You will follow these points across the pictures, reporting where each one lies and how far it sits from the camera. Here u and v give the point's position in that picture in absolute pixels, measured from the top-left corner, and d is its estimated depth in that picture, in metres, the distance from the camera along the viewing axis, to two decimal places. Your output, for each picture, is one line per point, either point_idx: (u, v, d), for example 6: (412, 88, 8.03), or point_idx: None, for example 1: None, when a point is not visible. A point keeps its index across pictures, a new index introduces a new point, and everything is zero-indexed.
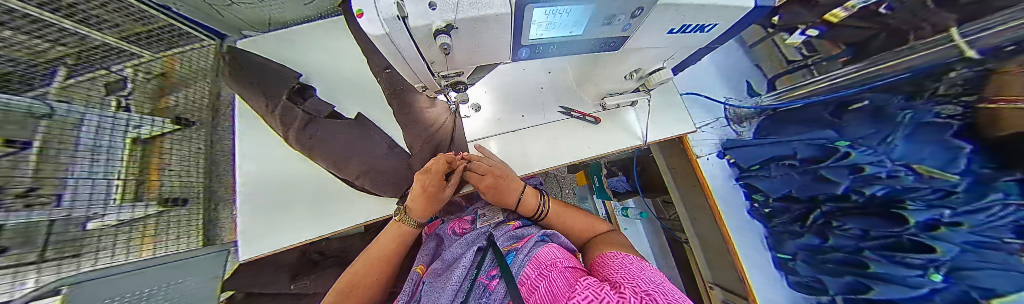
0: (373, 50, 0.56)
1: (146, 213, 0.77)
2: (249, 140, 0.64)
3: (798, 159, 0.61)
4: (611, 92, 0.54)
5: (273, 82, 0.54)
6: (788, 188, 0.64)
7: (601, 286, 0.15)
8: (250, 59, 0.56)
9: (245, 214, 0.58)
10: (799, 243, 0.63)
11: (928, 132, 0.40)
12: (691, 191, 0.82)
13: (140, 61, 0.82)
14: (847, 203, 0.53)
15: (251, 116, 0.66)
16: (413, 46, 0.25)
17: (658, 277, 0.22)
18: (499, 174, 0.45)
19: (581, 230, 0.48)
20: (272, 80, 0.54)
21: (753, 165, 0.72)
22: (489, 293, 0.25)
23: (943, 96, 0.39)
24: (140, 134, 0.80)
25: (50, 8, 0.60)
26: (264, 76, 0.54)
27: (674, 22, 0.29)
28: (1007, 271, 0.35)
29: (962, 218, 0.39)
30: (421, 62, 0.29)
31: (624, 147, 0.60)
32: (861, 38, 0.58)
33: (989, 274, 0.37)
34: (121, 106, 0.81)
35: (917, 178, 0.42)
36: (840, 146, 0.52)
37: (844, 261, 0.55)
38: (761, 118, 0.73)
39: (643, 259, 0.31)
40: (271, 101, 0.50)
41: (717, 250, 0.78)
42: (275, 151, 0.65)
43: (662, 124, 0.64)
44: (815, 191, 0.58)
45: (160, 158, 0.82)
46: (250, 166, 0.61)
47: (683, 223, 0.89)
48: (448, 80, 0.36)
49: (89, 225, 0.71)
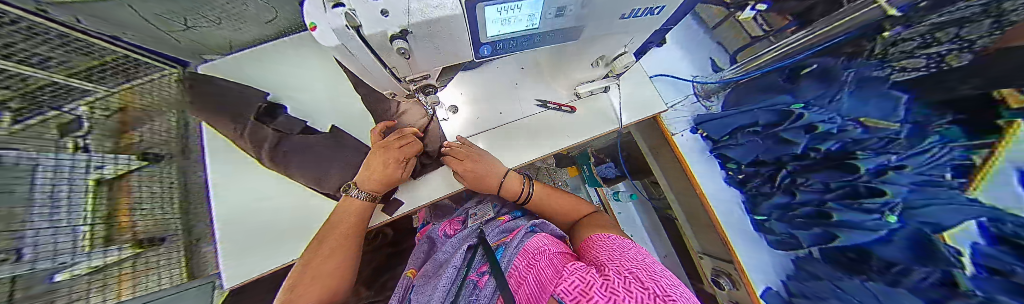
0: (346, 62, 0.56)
1: (121, 256, 0.77)
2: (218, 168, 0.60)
3: (760, 125, 0.66)
4: (583, 81, 0.57)
5: (242, 105, 0.55)
6: (754, 154, 0.69)
7: (590, 274, 0.22)
8: (212, 83, 0.56)
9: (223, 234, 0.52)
10: (772, 203, 0.67)
11: (875, 84, 0.44)
12: (672, 168, 0.86)
13: (94, 98, 0.76)
14: (808, 160, 0.57)
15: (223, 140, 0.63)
16: (374, 53, 0.25)
17: (646, 261, 0.27)
18: (475, 159, 0.48)
19: (568, 213, 0.50)
20: (240, 104, 0.55)
21: (723, 136, 0.75)
22: (479, 290, 0.27)
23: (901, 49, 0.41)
24: (104, 174, 0.76)
25: (19, 60, 0.56)
26: (231, 98, 0.56)
27: (624, 8, 0.31)
28: (951, 205, 0.36)
29: (906, 162, 0.41)
30: (384, 69, 0.29)
31: (601, 132, 0.63)
32: (801, 10, 0.63)
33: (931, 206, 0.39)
34: (79, 146, 0.72)
35: (865, 130, 0.46)
36: (796, 108, 0.57)
37: (812, 214, 0.58)
38: (728, 90, 0.77)
39: (630, 240, 0.35)
40: (239, 123, 0.55)
41: (699, 220, 0.83)
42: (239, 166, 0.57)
43: (637, 105, 0.68)
44: (779, 153, 0.63)
45: (128, 198, 0.79)
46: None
47: (671, 199, 0.92)
48: (415, 84, 0.36)
49: (57, 277, 0.67)
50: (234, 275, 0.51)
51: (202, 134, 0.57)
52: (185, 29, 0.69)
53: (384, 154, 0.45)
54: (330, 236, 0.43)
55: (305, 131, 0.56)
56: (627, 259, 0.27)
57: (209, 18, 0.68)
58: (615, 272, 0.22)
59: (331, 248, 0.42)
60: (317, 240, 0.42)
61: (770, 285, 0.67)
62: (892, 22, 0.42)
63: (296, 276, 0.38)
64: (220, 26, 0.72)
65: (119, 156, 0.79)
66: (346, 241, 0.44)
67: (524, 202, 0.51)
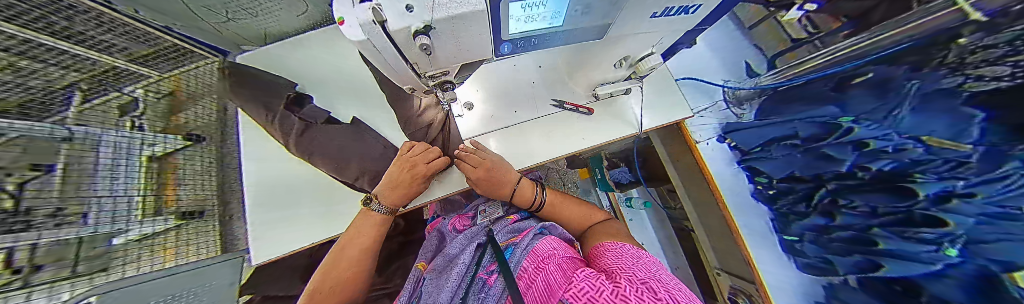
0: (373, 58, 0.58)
1: (166, 226, 0.84)
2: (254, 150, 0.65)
3: (799, 139, 0.61)
4: (603, 82, 0.55)
5: (271, 92, 0.57)
6: (791, 168, 0.63)
7: (600, 280, 0.21)
8: (244, 72, 0.59)
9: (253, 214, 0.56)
10: (806, 224, 0.60)
11: (934, 100, 0.38)
12: (692, 177, 0.82)
13: (149, 82, 0.87)
14: (851, 179, 0.52)
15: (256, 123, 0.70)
16: (396, 48, 0.25)
17: (662, 274, 0.24)
18: (491, 167, 0.46)
19: (580, 219, 0.49)
20: (273, 91, 0.57)
21: (754, 148, 0.70)
22: (489, 288, 0.27)
23: (950, 63, 0.36)
24: (154, 152, 0.85)
25: (51, 32, 0.61)
26: (263, 85, 0.58)
27: (656, 6, 0.28)
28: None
29: (977, 188, 0.35)
30: (404, 63, 0.29)
31: (617, 137, 0.61)
32: (862, 10, 0.55)
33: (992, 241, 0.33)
34: (135, 125, 0.84)
35: (927, 150, 0.40)
36: (844, 121, 0.52)
37: (854, 239, 0.52)
38: (763, 98, 0.71)
39: (644, 251, 0.32)
40: (270, 111, 0.56)
41: (720, 235, 0.78)
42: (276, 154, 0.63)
43: (660, 108, 0.64)
44: (818, 169, 0.57)
45: (174, 172, 0.88)
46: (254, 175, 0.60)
47: (687, 210, 0.88)
48: (435, 80, 0.35)
49: (115, 241, 0.74)
50: (263, 253, 0.54)
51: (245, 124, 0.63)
52: (224, 21, 0.74)
53: (410, 168, 0.47)
54: (351, 246, 0.43)
55: (328, 122, 0.58)
56: (640, 268, 0.25)
57: (245, 10, 0.71)
58: (626, 280, 0.21)
59: (351, 257, 0.43)
60: (350, 234, 0.45)
61: None
62: (972, 29, 0.34)
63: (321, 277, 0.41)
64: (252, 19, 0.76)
65: (165, 136, 0.88)
66: (366, 248, 0.45)
67: (537, 211, 0.50)
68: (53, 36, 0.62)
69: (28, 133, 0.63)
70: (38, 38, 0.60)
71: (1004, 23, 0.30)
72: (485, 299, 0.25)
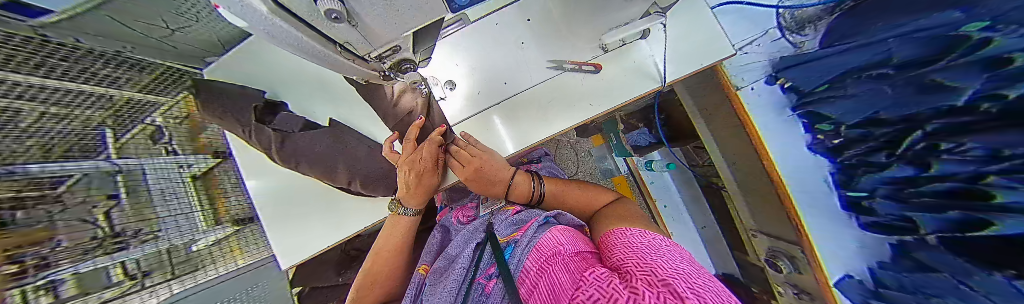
0: None
1: (228, 232, 1.00)
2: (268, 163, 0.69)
3: (893, 65, 0.41)
4: (610, 27, 0.43)
5: (241, 104, 0.55)
6: (873, 109, 0.45)
7: (612, 282, 0.16)
8: (220, 90, 0.57)
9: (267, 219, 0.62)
10: (880, 177, 0.47)
11: None
12: (729, 134, 0.69)
13: (165, 109, 0.87)
14: (953, 118, 0.35)
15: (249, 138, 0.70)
16: (309, 32, 0.16)
17: (689, 264, 0.20)
18: (479, 167, 0.43)
19: (588, 203, 0.44)
20: (240, 105, 0.55)
21: (817, 87, 0.55)
22: (488, 297, 0.25)
23: None
24: (195, 172, 0.94)
25: (24, 70, 0.59)
26: (233, 98, 0.56)
27: None
28: None
29: None
30: (331, 48, 0.21)
31: (637, 95, 0.52)
32: None
33: None
34: (169, 151, 0.92)
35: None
36: (969, 28, 0.31)
37: (954, 192, 0.37)
38: (838, 15, 0.53)
39: (670, 239, 0.27)
40: (245, 124, 0.54)
41: (761, 196, 0.68)
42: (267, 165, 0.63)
43: (689, 52, 0.51)
44: (918, 105, 0.39)
45: (219, 187, 0.96)
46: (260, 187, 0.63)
47: (720, 170, 0.77)
48: (389, 61, 0.27)
49: (195, 246, 0.97)
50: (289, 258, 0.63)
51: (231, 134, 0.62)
52: (169, 33, 0.63)
53: (408, 169, 0.43)
54: (379, 257, 0.43)
55: (306, 128, 0.55)
56: (667, 259, 0.20)
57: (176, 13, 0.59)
58: (644, 277, 0.17)
59: (387, 258, 0.44)
60: (373, 253, 0.44)
61: (849, 274, 0.55)
62: None
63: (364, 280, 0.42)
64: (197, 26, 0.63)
65: (201, 156, 0.94)
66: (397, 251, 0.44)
67: (537, 203, 0.47)
68: (32, 74, 0.61)
69: (60, 172, 0.74)
70: (17, 78, 0.60)
71: None
72: None
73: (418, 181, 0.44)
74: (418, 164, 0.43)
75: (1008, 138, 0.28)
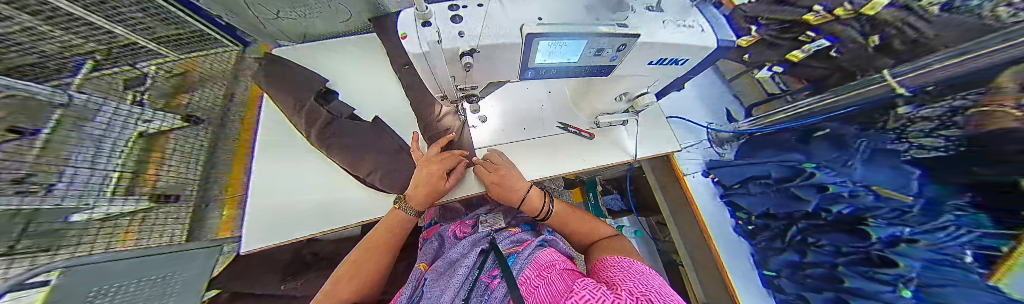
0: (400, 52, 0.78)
1: (134, 208, 0.77)
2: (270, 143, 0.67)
3: (772, 178, 0.69)
4: (604, 112, 0.62)
5: (305, 86, 0.64)
6: (765, 206, 0.70)
7: (598, 288, 0.22)
8: (289, 68, 0.68)
9: (254, 198, 0.58)
10: (781, 260, 0.66)
11: (880, 158, 0.48)
12: (680, 208, 0.87)
13: (163, 60, 0.91)
14: (819, 220, 0.59)
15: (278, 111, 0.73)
16: (443, 62, 0.30)
17: (655, 284, 0.26)
18: (504, 173, 0.51)
19: (582, 236, 0.51)
20: (303, 84, 0.65)
21: (734, 183, 0.78)
22: (490, 291, 0.29)
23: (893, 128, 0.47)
24: (149, 129, 0.83)
25: (91, 8, 0.67)
26: (296, 80, 0.65)
27: (654, 56, 0.38)
28: (973, 290, 0.36)
29: (919, 236, 0.43)
30: (446, 77, 0.34)
31: (614, 162, 0.66)
32: (819, 77, 0.68)
33: (951, 290, 0.38)
34: (136, 100, 0.85)
35: (877, 198, 0.48)
36: (808, 167, 0.61)
37: (824, 277, 0.57)
38: (741, 141, 0.81)
39: (644, 264, 0.35)
40: (301, 103, 0.61)
41: (706, 267, 0.80)
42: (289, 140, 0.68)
43: (653, 142, 0.72)
44: (791, 208, 0.64)
45: (161, 154, 0.83)
46: (266, 159, 0.64)
47: (676, 240, 0.90)
48: (464, 92, 0.42)
49: (73, 218, 0.70)
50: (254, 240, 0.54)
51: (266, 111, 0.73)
52: (272, 19, 0.90)
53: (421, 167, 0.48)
54: (373, 241, 0.44)
55: (351, 118, 0.65)
56: (645, 284, 0.26)
57: (291, 13, 0.88)
58: (629, 292, 0.22)
59: (379, 249, 0.43)
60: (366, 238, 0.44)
61: None
62: (905, 101, 0.46)
63: (348, 267, 0.39)
64: (298, 19, 0.92)
65: (166, 113, 0.88)
66: (389, 242, 0.45)
67: (544, 219, 0.53)
68: (86, 8, 0.67)
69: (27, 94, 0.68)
70: (82, 14, 0.68)
71: (930, 98, 0.42)
72: (487, 300, 0.27)
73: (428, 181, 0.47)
74: (431, 164, 0.49)
75: (846, 237, 0.53)
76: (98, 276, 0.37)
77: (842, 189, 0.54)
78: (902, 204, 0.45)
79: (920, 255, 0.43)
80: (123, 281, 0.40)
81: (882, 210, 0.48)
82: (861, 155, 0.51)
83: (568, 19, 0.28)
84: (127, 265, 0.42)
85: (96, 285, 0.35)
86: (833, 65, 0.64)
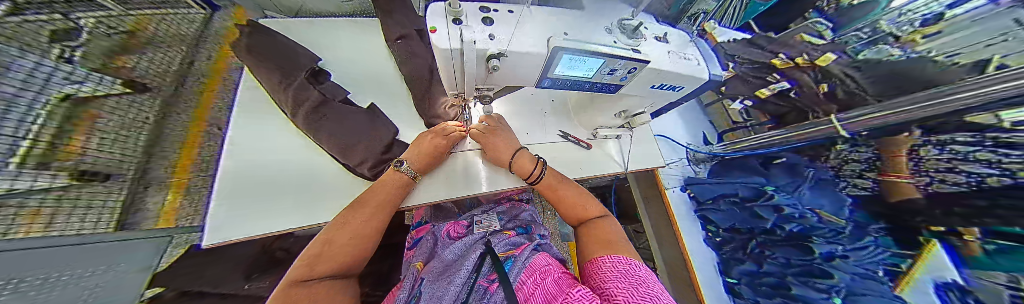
0: (390, 28, 0.73)
1: (52, 185, 0.57)
2: (244, 129, 0.61)
3: (739, 197, 0.77)
4: (604, 126, 0.68)
5: (291, 63, 0.60)
6: (733, 221, 0.78)
7: (590, 296, 0.22)
8: (269, 37, 0.62)
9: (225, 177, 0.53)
10: (743, 268, 0.74)
11: (824, 186, 0.65)
12: (659, 218, 0.94)
13: (109, 14, 0.81)
14: (774, 236, 0.70)
15: (255, 93, 0.69)
16: (463, 61, 0.29)
17: (657, 286, 0.25)
18: (496, 134, 0.55)
19: (571, 213, 0.50)
20: (291, 61, 0.60)
21: (707, 200, 0.84)
22: (489, 294, 0.30)
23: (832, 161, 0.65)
24: (78, 92, 0.66)
25: None
26: (284, 55, 0.60)
27: (656, 81, 0.41)
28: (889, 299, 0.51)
29: (850, 252, 0.59)
30: (466, 76, 0.34)
31: (608, 172, 0.69)
32: (781, 111, 0.78)
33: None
34: (63, 55, 0.67)
35: (819, 220, 0.63)
36: (768, 190, 0.71)
37: (777, 285, 0.67)
38: (714, 162, 0.90)
39: (641, 264, 0.32)
40: (286, 78, 0.56)
41: (678, 274, 0.86)
42: (274, 125, 0.65)
43: (641, 157, 0.77)
44: (752, 225, 0.73)
45: (90, 121, 0.67)
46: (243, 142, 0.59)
47: (653, 248, 0.98)
48: (478, 93, 0.43)
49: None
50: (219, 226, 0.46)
51: (247, 90, 0.69)
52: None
53: (435, 139, 0.53)
54: (367, 202, 0.41)
55: (344, 102, 0.62)
56: (642, 282, 0.25)
57: None
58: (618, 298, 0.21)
59: (370, 212, 0.41)
60: (361, 197, 0.43)
61: None
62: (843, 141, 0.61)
63: (329, 232, 0.34)
64: None
65: (103, 77, 0.73)
66: (384, 207, 0.43)
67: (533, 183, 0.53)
68: None
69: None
70: None
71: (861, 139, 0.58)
72: None
73: (430, 153, 0.52)
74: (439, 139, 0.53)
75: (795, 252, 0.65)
76: (23, 266, 0.29)
77: (795, 211, 0.65)
78: (837, 226, 0.61)
79: (849, 269, 0.57)
80: (47, 274, 0.31)
81: (823, 230, 0.63)
82: (809, 181, 0.66)
83: (588, 38, 0.29)
84: (62, 253, 0.35)
85: (17, 277, 0.27)
86: (790, 104, 0.76)
